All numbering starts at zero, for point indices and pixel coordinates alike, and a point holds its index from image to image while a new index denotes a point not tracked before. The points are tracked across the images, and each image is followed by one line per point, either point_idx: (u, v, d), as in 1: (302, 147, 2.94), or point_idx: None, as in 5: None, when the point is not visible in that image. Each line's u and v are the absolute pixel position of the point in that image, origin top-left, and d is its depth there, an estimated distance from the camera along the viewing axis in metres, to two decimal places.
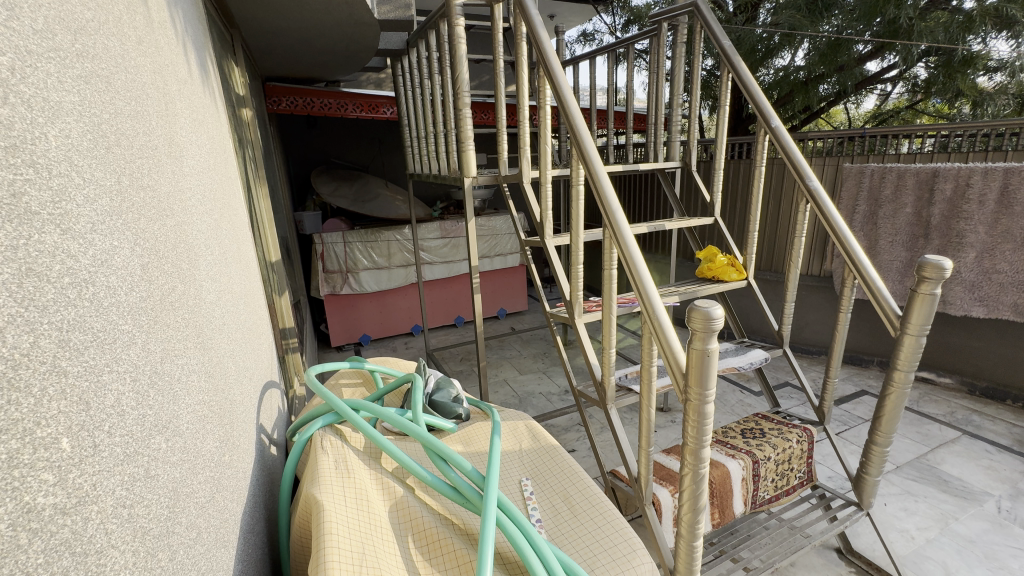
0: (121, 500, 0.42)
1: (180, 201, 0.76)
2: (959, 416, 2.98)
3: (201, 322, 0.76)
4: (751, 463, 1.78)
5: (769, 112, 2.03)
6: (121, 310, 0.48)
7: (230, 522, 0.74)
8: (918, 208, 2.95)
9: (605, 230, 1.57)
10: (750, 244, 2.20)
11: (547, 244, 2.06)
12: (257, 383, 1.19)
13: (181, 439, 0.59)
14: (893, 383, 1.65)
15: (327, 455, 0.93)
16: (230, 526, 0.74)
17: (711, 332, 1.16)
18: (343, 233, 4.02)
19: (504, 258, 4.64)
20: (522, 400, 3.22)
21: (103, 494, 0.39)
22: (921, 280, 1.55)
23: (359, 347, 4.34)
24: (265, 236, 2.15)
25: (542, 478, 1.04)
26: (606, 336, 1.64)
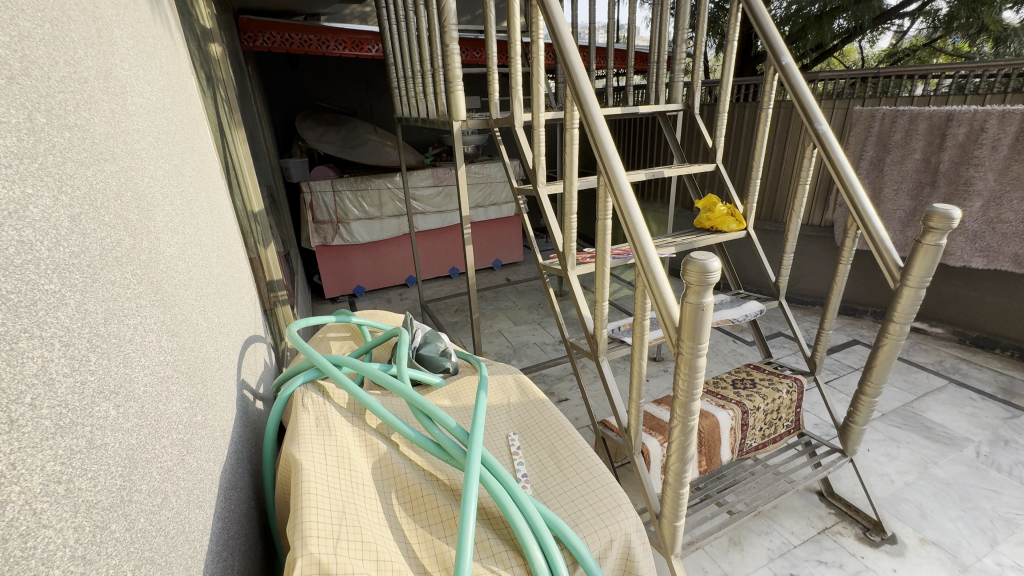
0: (53, 476, 0.38)
1: (124, 144, 0.68)
2: (947, 365, 3.02)
3: (159, 278, 0.71)
4: (741, 413, 1.80)
5: (780, 48, 1.88)
6: (44, 268, 0.43)
7: (206, 482, 0.72)
8: (927, 155, 2.83)
9: (599, 177, 1.48)
10: (752, 192, 2.11)
11: (540, 192, 1.97)
12: (237, 339, 1.16)
13: (135, 404, 0.55)
14: (887, 334, 1.63)
15: (307, 412, 0.91)
16: (206, 485, 0.72)
17: (706, 286, 1.12)
18: (332, 181, 3.88)
19: (499, 208, 4.53)
20: (517, 350, 3.24)
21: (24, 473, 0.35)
22: (927, 230, 1.49)
23: (353, 298, 4.32)
24: (245, 185, 2.06)
25: (529, 433, 1.02)
26: (599, 288, 1.60)
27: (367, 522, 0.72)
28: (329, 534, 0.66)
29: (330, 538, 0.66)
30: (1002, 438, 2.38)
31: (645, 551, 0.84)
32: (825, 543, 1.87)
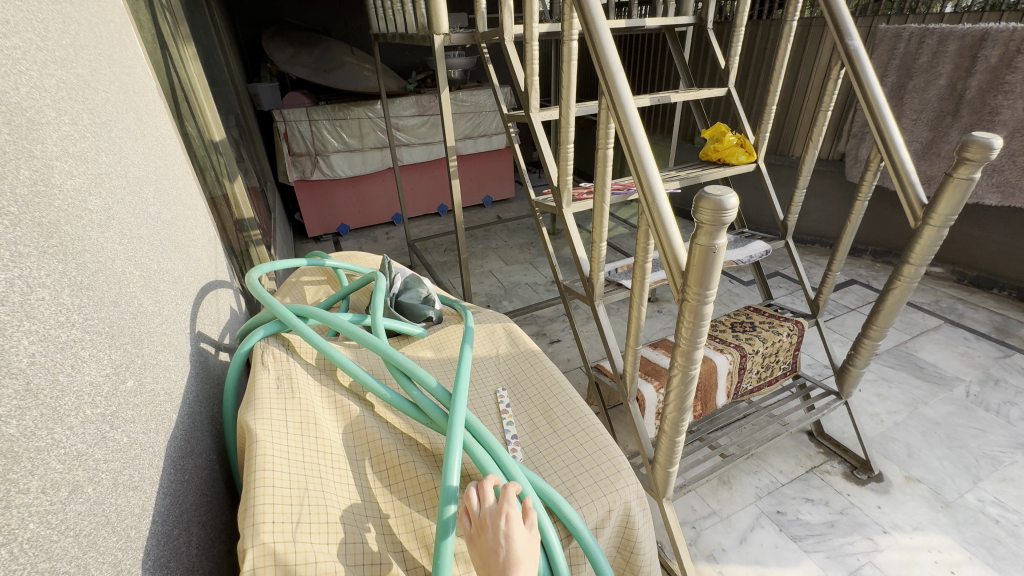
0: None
1: None
2: (943, 305, 2.98)
3: (51, 213, 0.56)
4: (739, 357, 1.74)
5: None
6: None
7: (145, 455, 0.63)
8: (953, 80, 2.60)
9: (600, 99, 1.29)
10: (766, 120, 1.91)
11: (533, 119, 1.76)
12: (191, 285, 1.03)
13: (14, 383, 0.43)
14: (900, 276, 1.53)
15: (267, 372, 0.80)
16: (146, 458, 0.63)
17: (720, 226, 0.99)
18: (306, 109, 3.55)
19: (489, 140, 4.24)
20: (508, 291, 3.14)
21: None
22: (960, 162, 1.35)
23: (337, 237, 4.14)
24: (202, 109, 1.83)
25: (520, 388, 0.93)
26: (596, 227, 1.46)
27: (334, 499, 0.63)
28: (287, 518, 0.57)
29: (288, 522, 0.57)
30: (992, 378, 2.38)
31: (645, 516, 0.77)
32: (813, 481, 1.89)
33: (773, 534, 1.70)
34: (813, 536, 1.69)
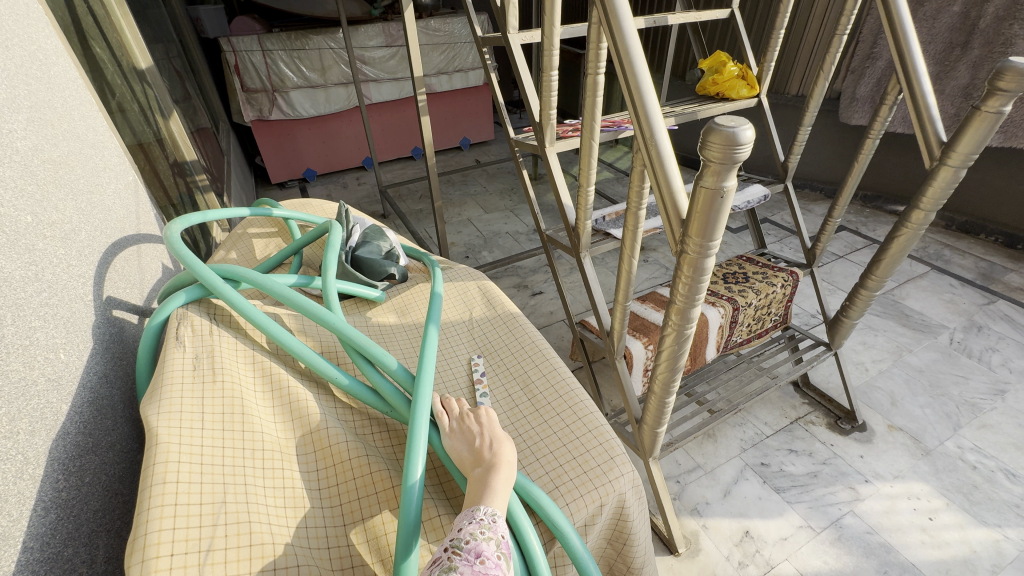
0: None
1: None
2: (931, 251, 2.93)
3: None
4: (731, 311, 1.64)
5: None
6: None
7: (6, 470, 0.49)
8: (968, 6, 2.39)
9: (592, 11, 1.08)
10: (773, 47, 1.70)
11: (511, 43, 1.53)
12: (98, 241, 0.85)
13: None
14: (908, 223, 1.42)
15: (183, 349, 0.65)
16: (10, 473, 0.49)
17: (730, 164, 0.83)
18: (258, 37, 3.16)
19: (465, 75, 3.90)
20: (487, 241, 2.96)
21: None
22: (991, 93, 1.20)
23: (303, 183, 3.84)
24: (116, 27, 1.54)
25: (496, 358, 0.80)
26: (584, 169, 1.29)
27: (263, 510, 0.51)
28: (192, 548, 0.45)
29: (194, 550, 0.45)
30: (976, 325, 2.37)
31: (640, 503, 0.68)
32: (797, 432, 1.87)
33: (757, 486, 1.68)
34: (796, 487, 1.68)
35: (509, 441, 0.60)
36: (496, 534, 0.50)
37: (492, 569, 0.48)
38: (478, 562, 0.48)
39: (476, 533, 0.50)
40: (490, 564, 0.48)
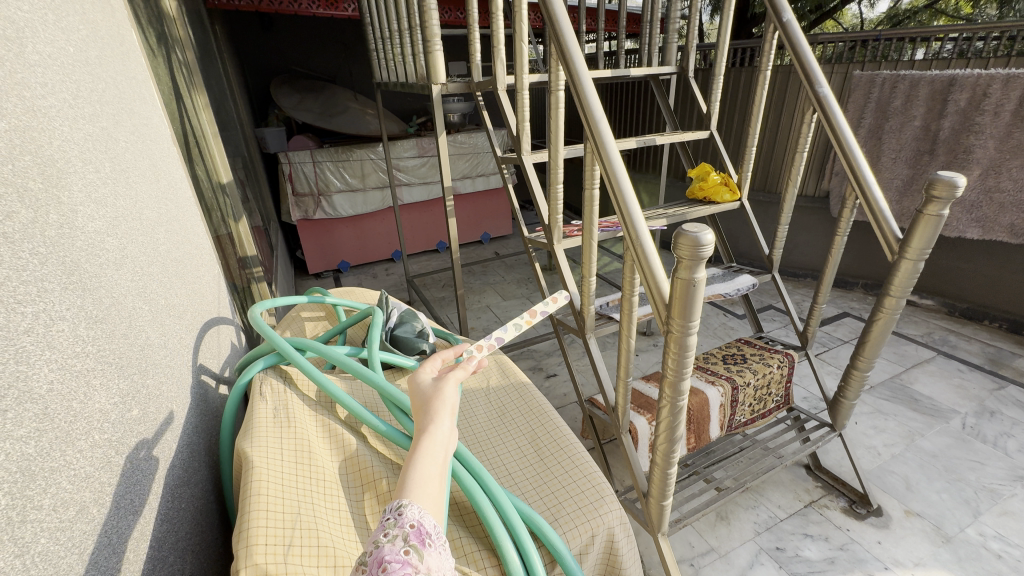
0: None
1: (24, 100, 0.59)
2: (936, 337, 3.01)
3: (76, 256, 0.62)
4: (730, 389, 1.76)
5: (779, 2, 1.74)
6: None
7: (133, 465, 0.64)
8: (927, 121, 2.71)
9: (586, 143, 1.37)
10: (747, 160, 2.00)
11: (524, 161, 1.85)
12: (197, 322, 1.08)
13: (35, 405, 0.48)
14: (882, 308, 1.58)
15: (265, 402, 0.83)
16: (135, 468, 0.64)
17: (698, 261, 1.04)
18: (311, 152, 3.70)
19: (486, 179, 4.39)
20: (505, 326, 3.17)
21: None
22: (929, 199, 1.42)
23: (337, 273, 4.21)
24: (210, 152, 1.93)
25: (509, 416, 0.96)
26: (586, 263, 1.52)
27: (324, 524, 0.66)
28: (279, 541, 0.60)
29: (279, 544, 0.59)
30: (987, 409, 2.39)
31: (629, 542, 0.80)
32: (811, 516, 1.87)
33: (773, 571, 1.67)
34: (813, 573, 1.66)
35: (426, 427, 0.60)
36: (401, 530, 0.48)
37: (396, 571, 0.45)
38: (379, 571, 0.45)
39: (379, 541, 0.48)
40: (393, 568, 0.46)
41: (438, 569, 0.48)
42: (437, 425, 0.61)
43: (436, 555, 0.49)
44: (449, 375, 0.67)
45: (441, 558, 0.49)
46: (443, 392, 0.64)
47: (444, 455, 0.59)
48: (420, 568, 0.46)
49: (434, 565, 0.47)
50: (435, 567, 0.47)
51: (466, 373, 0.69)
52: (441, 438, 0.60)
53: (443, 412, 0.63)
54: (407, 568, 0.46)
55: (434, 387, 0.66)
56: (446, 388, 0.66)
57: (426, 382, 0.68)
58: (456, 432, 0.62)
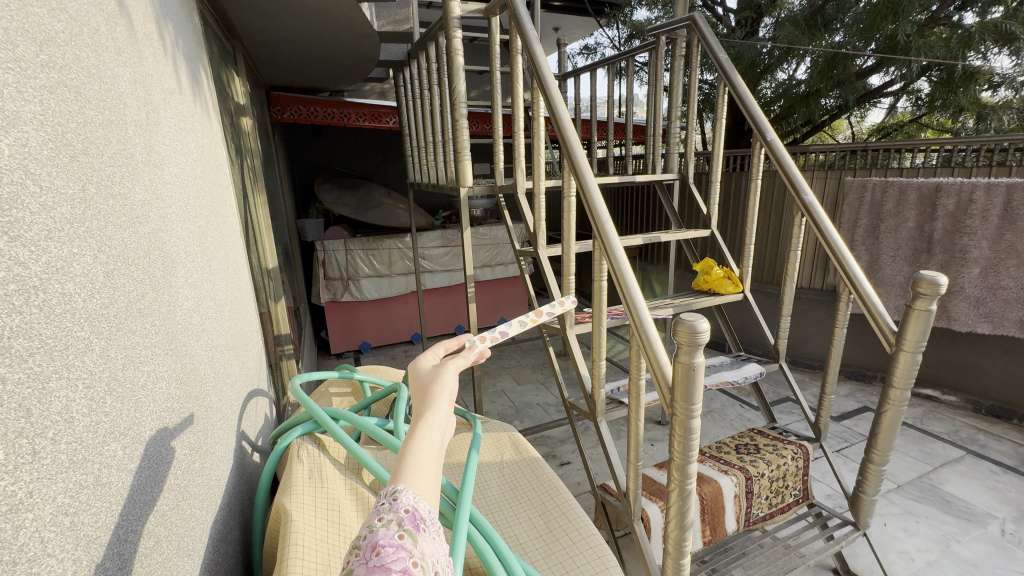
0: (51, 497, 0.41)
1: (158, 209, 0.77)
2: (964, 435, 2.91)
3: (174, 327, 0.76)
4: (744, 480, 1.75)
5: (764, 125, 2.03)
6: (68, 303, 0.47)
7: (155, 446, 0.63)
8: (920, 223, 2.82)
9: (595, 241, 1.55)
10: (747, 256, 2.15)
11: (540, 254, 2.04)
12: (241, 391, 1.19)
13: (140, 448, 0.59)
14: (888, 400, 1.62)
15: (302, 463, 0.93)
16: (156, 450, 0.63)
17: (696, 346, 1.14)
18: (344, 240, 4.03)
19: (505, 267, 4.64)
20: (519, 410, 3.19)
21: (14, 484, 0.37)
22: (916, 295, 1.52)
23: (358, 354, 4.35)
24: (261, 242, 2.18)
25: (520, 489, 1.03)
26: (596, 348, 1.62)
27: None
28: None
29: None
30: None
31: None
32: None
33: None
34: None
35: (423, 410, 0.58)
36: (396, 515, 0.46)
37: (390, 553, 0.43)
38: (372, 556, 0.43)
39: (373, 525, 0.45)
40: (388, 551, 0.43)
41: (431, 554, 0.46)
42: (435, 410, 0.59)
43: (429, 540, 0.46)
44: (451, 360, 0.65)
45: (434, 545, 0.47)
46: (443, 376, 0.62)
47: (441, 441, 0.56)
48: (414, 553, 0.44)
49: (428, 551, 0.45)
50: (428, 553, 0.45)
51: (466, 362, 0.66)
52: (439, 424, 0.57)
53: (442, 400, 0.60)
54: (401, 551, 0.44)
55: (433, 377, 0.63)
56: (446, 376, 0.63)
57: (427, 373, 0.65)
58: (453, 420, 0.59)
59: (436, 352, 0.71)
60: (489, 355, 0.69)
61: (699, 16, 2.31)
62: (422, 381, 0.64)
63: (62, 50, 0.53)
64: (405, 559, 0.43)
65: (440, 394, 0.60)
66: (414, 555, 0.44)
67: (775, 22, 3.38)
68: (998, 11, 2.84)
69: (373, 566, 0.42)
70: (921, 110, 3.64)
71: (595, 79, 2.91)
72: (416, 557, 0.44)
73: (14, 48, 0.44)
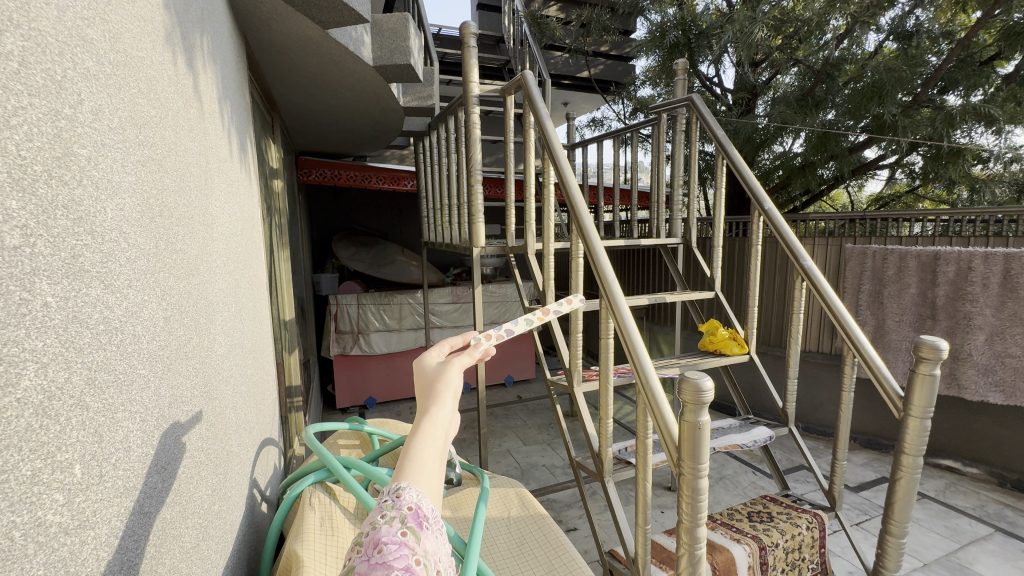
0: (110, 518, 0.45)
1: (206, 262, 0.85)
2: (990, 510, 2.77)
3: (209, 372, 0.82)
4: (758, 549, 1.68)
5: (761, 195, 2.14)
6: (137, 345, 0.53)
7: (166, 444, 0.60)
8: (923, 289, 2.85)
9: (601, 301, 1.62)
10: (751, 318, 2.20)
11: (548, 312, 2.10)
12: (256, 438, 1.22)
13: (174, 483, 0.62)
14: (901, 467, 1.59)
15: (313, 511, 0.95)
16: (167, 446, 0.61)
17: (701, 405, 1.17)
18: (357, 295, 4.14)
19: (513, 325, 4.69)
20: (525, 472, 3.12)
21: (86, 503, 0.41)
22: (919, 359, 1.54)
23: (363, 409, 4.31)
24: (281, 295, 2.27)
25: (527, 547, 1.03)
26: (603, 405, 1.64)
27: None
28: None
29: None
30: None
31: None
32: None
33: None
34: None
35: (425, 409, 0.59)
36: (399, 512, 0.48)
37: (393, 550, 0.45)
38: (375, 553, 0.45)
39: (376, 523, 0.48)
40: (390, 548, 0.46)
41: (433, 553, 0.48)
42: (438, 409, 0.59)
43: (431, 539, 0.49)
44: (455, 359, 0.64)
45: (436, 543, 0.49)
46: (447, 376, 0.62)
47: (444, 439, 0.57)
48: (417, 551, 0.46)
49: (430, 549, 0.48)
50: (431, 550, 0.47)
51: (471, 360, 0.65)
52: (442, 422, 0.58)
53: (446, 397, 0.60)
54: (404, 548, 0.46)
55: (437, 373, 0.63)
56: (451, 374, 0.62)
57: (432, 369, 0.64)
58: (457, 419, 0.59)
59: (441, 349, 0.70)
60: (495, 354, 0.68)
61: (697, 96, 2.52)
62: (425, 377, 0.64)
63: (153, 131, 0.64)
64: (407, 556, 0.45)
65: (444, 392, 0.60)
66: (416, 553, 0.46)
67: (769, 101, 3.64)
68: (980, 94, 3.04)
69: (375, 563, 0.45)
70: (915, 181, 3.78)
71: (602, 148, 3.11)
72: (418, 555, 0.46)
73: (123, 132, 0.54)
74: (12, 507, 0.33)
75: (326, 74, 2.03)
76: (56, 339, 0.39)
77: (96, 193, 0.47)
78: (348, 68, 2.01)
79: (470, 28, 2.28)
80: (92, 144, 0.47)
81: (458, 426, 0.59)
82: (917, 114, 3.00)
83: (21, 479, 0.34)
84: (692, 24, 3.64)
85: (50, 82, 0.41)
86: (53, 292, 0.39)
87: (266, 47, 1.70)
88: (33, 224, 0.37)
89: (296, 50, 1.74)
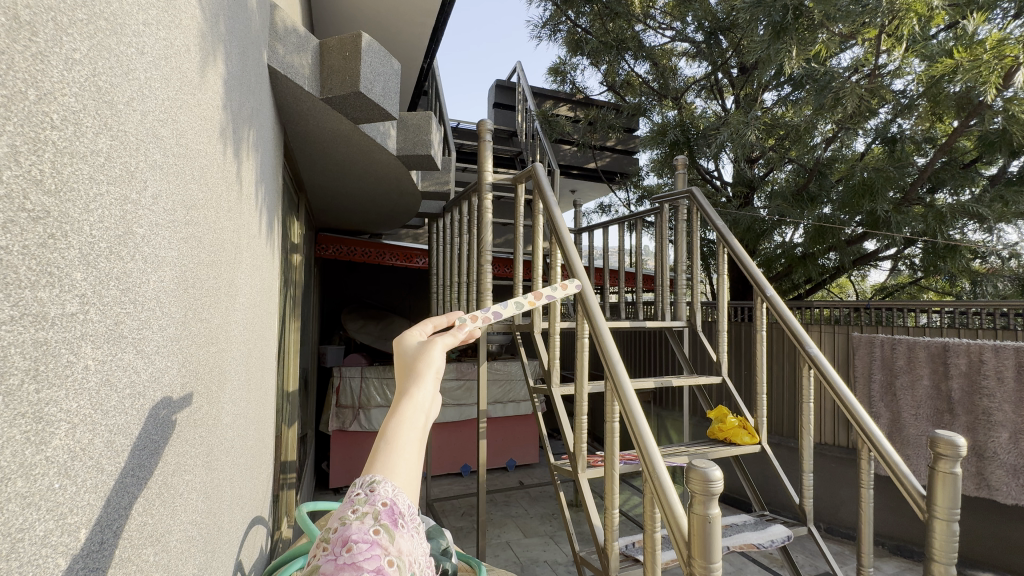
0: None
1: (225, 331, 0.89)
2: None
3: (213, 442, 0.82)
4: None
5: (762, 282, 2.19)
6: (154, 410, 0.55)
7: (149, 427, 0.54)
8: (936, 380, 2.73)
9: (607, 382, 1.61)
10: (761, 406, 2.15)
11: (554, 392, 2.07)
12: (247, 515, 1.18)
13: (166, 557, 0.60)
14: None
15: None
16: (152, 427, 0.55)
17: (710, 496, 1.10)
18: (361, 368, 4.11)
19: (517, 405, 4.58)
20: (525, 568, 2.89)
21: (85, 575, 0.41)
22: (938, 456, 1.46)
23: None
24: (287, 366, 2.28)
25: None
26: (609, 493, 1.56)
27: None
28: None
29: None
30: None
31: None
32: None
33: None
34: None
35: (405, 394, 0.60)
36: (372, 508, 0.48)
37: (363, 551, 0.45)
38: (344, 552, 0.45)
39: (347, 518, 0.47)
40: (360, 548, 0.45)
41: (408, 552, 0.47)
42: (419, 391, 0.60)
43: (406, 538, 0.48)
44: (437, 340, 0.66)
45: (412, 543, 0.49)
46: (429, 357, 0.63)
47: (423, 423, 0.59)
48: (390, 551, 0.46)
49: (405, 549, 0.47)
50: (405, 551, 0.47)
51: (454, 340, 0.67)
52: (422, 404, 0.59)
53: (427, 377, 0.62)
54: (375, 548, 0.46)
55: (419, 353, 0.64)
56: (433, 354, 0.64)
57: (412, 350, 0.66)
58: (437, 401, 0.61)
59: (423, 329, 0.71)
60: (478, 335, 0.69)
61: (697, 189, 2.66)
62: (407, 357, 0.65)
63: (198, 212, 0.70)
64: (379, 558, 0.45)
65: (425, 372, 0.62)
66: (389, 553, 0.46)
67: (767, 196, 3.82)
68: (972, 193, 3.18)
69: (344, 563, 0.44)
70: (919, 274, 3.81)
71: (607, 233, 3.23)
72: (391, 555, 0.46)
73: (173, 213, 0.60)
74: (19, 567, 0.33)
75: (354, 161, 2.22)
76: (89, 402, 0.41)
77: (143, 266, 0.51)
78: (374, 157, 2.17)
79: (486, 124, 2.50)
80: (148, 225, 0.52)
81: (438, 409, 0.60)
82: (907, 211, 3.12)
83: (33, 536, 0.34)
84: (690, 126, 3.96)
85: (125, 172, 0.47)
86: (93, 356, 0.42)
87: (301, 138, 1.87)
88: (91, 294, 0.41)
89: (328, 140, 1.92)
